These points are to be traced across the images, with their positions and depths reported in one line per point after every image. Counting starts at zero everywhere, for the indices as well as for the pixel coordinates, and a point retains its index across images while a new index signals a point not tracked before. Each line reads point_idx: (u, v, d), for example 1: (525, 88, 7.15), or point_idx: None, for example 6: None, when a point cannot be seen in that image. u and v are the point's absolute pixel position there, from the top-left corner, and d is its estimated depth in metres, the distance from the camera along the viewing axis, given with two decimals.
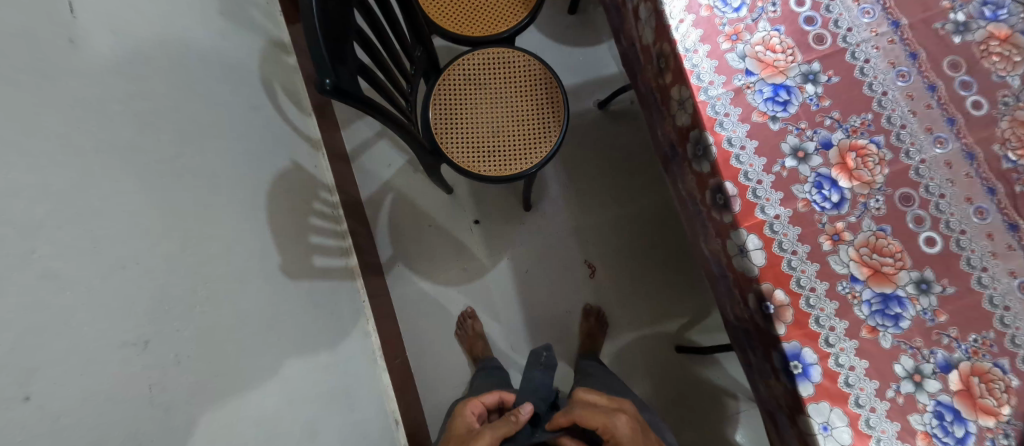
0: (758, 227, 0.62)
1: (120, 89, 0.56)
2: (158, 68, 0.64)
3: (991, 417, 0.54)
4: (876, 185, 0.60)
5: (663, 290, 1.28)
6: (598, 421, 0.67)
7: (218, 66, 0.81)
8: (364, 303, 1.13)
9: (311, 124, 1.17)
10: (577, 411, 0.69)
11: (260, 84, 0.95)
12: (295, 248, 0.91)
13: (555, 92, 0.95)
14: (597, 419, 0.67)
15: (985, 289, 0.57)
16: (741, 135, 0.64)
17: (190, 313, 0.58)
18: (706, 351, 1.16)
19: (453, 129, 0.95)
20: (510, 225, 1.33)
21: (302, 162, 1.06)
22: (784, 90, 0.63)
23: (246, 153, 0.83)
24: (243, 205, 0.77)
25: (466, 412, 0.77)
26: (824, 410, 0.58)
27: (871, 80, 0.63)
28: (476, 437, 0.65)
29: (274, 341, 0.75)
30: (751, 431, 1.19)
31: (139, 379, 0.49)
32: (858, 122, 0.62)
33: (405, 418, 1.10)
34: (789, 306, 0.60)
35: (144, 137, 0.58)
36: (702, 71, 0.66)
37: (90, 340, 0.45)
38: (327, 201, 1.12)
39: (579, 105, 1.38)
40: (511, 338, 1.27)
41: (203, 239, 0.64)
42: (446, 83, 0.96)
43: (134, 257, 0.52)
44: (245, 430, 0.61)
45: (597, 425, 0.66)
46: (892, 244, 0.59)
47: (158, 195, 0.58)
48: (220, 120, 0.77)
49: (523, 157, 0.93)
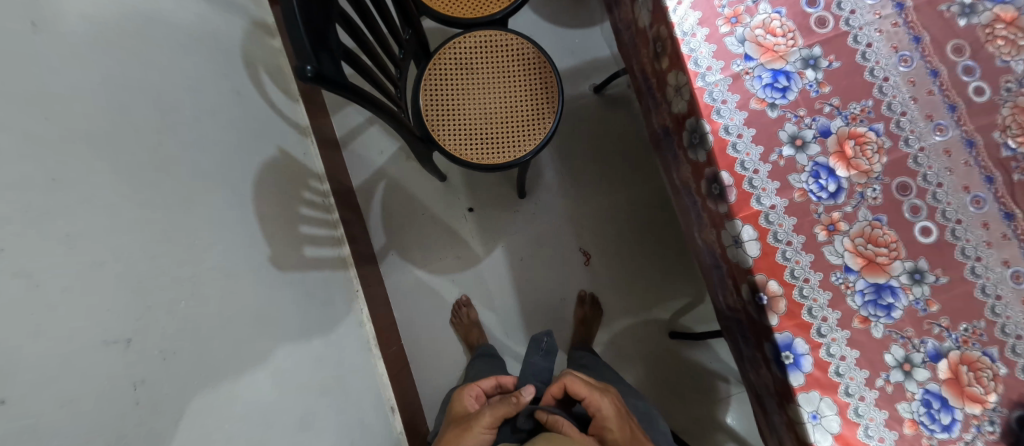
0: (753, 218, 0.61)
1: (92, 77, 0.54)
2: (133, 56, 0.62)
3: (978, 404, 0.55)
4: (873, 174, 0.59)
5: (657, 276, 1.28)
6: (586, 391, 0.68)
7: (197, 50, 0.78)
8: (356, 292, 1.13)
9: (300, 110, 1.15)
10: (569, 378, 0.69)
11: (243, 68, 0.92)
12: (284, 237, 0.89)
13: (550, 77, 0.92)
14: (585, 389, 0.68)
15: (977, 279, 0.57)
16: (738, 122, 0.62)
17: (175, 309, 0.57)
18: (699, 337, 1.17)
19: (445, 115, 0.92)
20: (504, 212, 1.32)
21: (290, 149, 1.04)
22: (783, 76, 0.62)
23: (229, 141, 0.80)
24: (228, 195, 0.76)
25: (467, 393, 0.78)
26: (814, 399, 0.59)
27: (873, 65, 0.61)
28: (476, 418, 0.65)
29: (265, 333, 0.75)
30: (742, 414, 1.21)
31: (123, 377, 0.48)
32: (857, 109, 0.61)
33: (402, 406, 1.12)
34: (782, 296, 0.60)
35: (120, 130, 0.56)
36: (700, 56, 0.64)
37: (71, 339, 0.44)
38: (317, 189, 1.10)
39: (574, 90, 1.35)
40: (505, 325, 1.28)
41: (186, 232, 0.63)
42: (437, 66, 0.93)
43: (112, 252, 0.50)
44: (236, 424, 0.61)
45: (583, 395, 0.68)
46: (887, 234, 0.59)
47: (135, 190, 0.56)
48: (202, 108, 0.75)
49: (517, 144, 0.92)
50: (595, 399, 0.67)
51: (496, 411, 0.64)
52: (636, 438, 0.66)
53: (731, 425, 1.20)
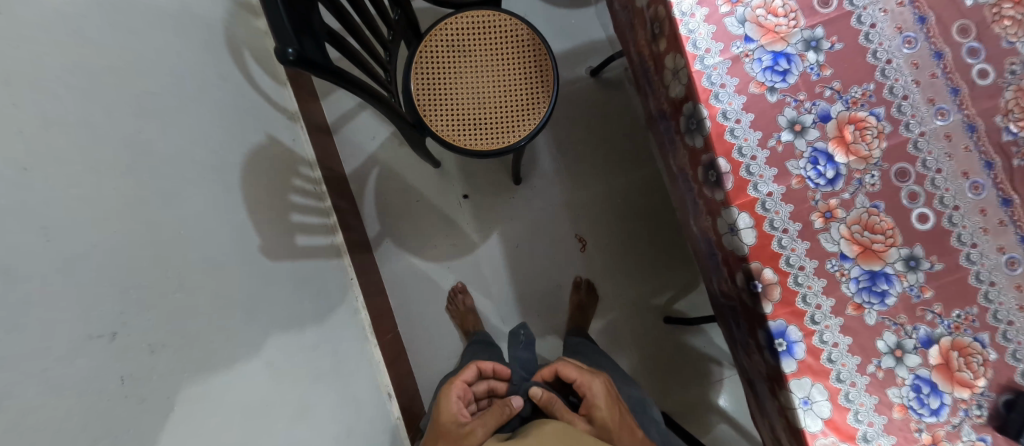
0: (750, 205, 0.60)
1: (63, 64, 0.51)
2: (107, 40, 0.59)
3: (966, 389, 0.55)
4: (872, 160, 0.58)
5: (652, 261, 1.28)
6: (576, 374, 0.70)
7: (177, 32, 0.75)
8: (350, 280, 1.12)
9: (288, 95, 1.11)
10: (560, 363, 0.73)
11: (226, 50, 0.89)
12: (274, 225, 0.88)
13: (544, 59, 0.90)
14: (575, 372, 0.70)
15: (972, 265, 0.56)
16: (737, 107, 0.61)
17: (162, 302, 0.56)
18: (694, 322, 1.17)
19: (437, 98, 0.90)
20: (499, 199, 1.30)
21: (279, 135, 1.01)
22: (784, 58, 0.60)
23: (214, 126, 0.78)
24: (216, 184, 0.74)
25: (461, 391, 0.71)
26: (805, 385, 0.59)
27: (876, 47, 0.59)
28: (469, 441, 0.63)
29: (257, 323, 0.74)
30: (734, 396, 1.22)
31: (111, 371, 0.48)
32: (859, 93, 0.59)
33: (398, 392, 1.13)
34: (776, 284, 0.60)
35: (96, 119, 0.54)
36: (699, 38, 0.62)
37: (54, 335, 0.43)
38: (308, 177, 1.09)
39: (569, 73, 1.33)
40: (501, 311, 1.28)
41: (170, 224, 0.61)
42: (428, 47, 0.90)
43: (92, 244, 0.49)
44: (230, 415, 0.62)
45: (574, 378, 0.71)
46: (884, 221, 0.58)
47: (116, 183, 0.54)
48: (184, 94, 0.72)
49: (511, 129, 0.90)
50: (588, 379, 0.69)
51: (487, 422, 0.66)
52: (626, 421, 0.67)
53: (723, 407, 1.22)
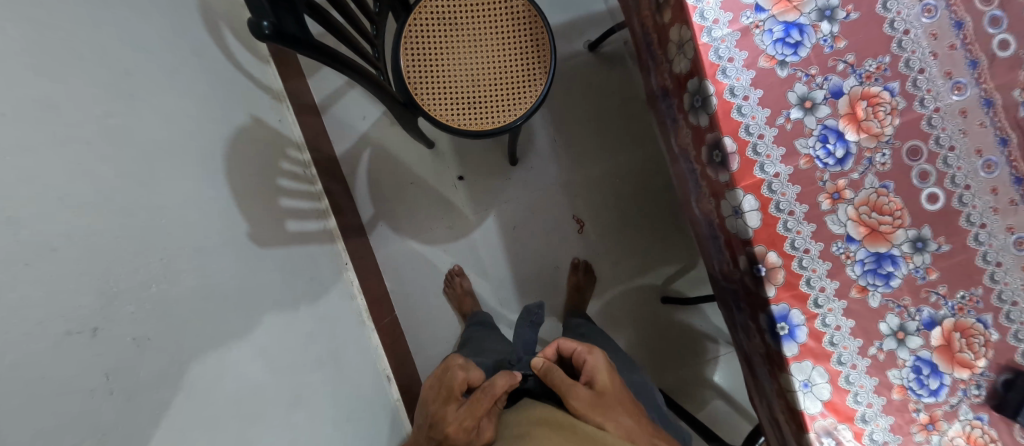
0: (756, 187, 0.58)
1: (20, 41, 0.47)
2: (65, 11, 0.54)
3: (967, 369, 0.55)
4: (884, 138, 0.56)
5: (650, 240, 1.26)
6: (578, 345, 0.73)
7: (151, 8, 0.71)
8: (348, 265, 1.12)
9: (271, 73, 1.07)
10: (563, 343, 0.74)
11: (203, 25, 0.83)
12: (262, 209, 0.86)
13: (541, 32, 0.85)
14: (576, 343, 0.73)
15: (980, 246, 0.55)
16: (744, 83, 0.57)
17: (146, 294, 0.54)
18: (692, 302, 1.17)
19: (428, 72, 0.86)
20: (496, 180, 1.27)
21: (263, 116, 0.97)
22: (796, 30, 0.56)
23: (194, 107, 0.75)
24: (198, 169, 0.71)
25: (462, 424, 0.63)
26: (806, 368, 0.58)
27: (894, 16, 0.55)
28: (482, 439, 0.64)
29: (248, 312, 0.73)
30: (730, 373, 1.24)
31: (94, 367, 0.46)
32: (873, 66, 0.56)
33: (398, 375, 1.13)
34: (780, 267, 0.58)
35: (59, 102, 0.50)
36: (707, 7, 0.58)
37: (33, 331, 0.42)
38: (297, 159, 1.06)
39: (567, 48, 1.27)
40: (499, 293, 1.27)
41: (151, 216, 0.59)
42: (417, 18, 0.85)
43: (65, 236, 0.47)
44: (221, 408, 0.60)
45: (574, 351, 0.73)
46: (893, 202, 0.56)
47: (88, 172, 0.51)
48: (158, 72, 0.68)
49: (507, 108, 0.86)
50: (586, 350, 0.72)
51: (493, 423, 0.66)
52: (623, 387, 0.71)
53: (718, 383, 1.24)
